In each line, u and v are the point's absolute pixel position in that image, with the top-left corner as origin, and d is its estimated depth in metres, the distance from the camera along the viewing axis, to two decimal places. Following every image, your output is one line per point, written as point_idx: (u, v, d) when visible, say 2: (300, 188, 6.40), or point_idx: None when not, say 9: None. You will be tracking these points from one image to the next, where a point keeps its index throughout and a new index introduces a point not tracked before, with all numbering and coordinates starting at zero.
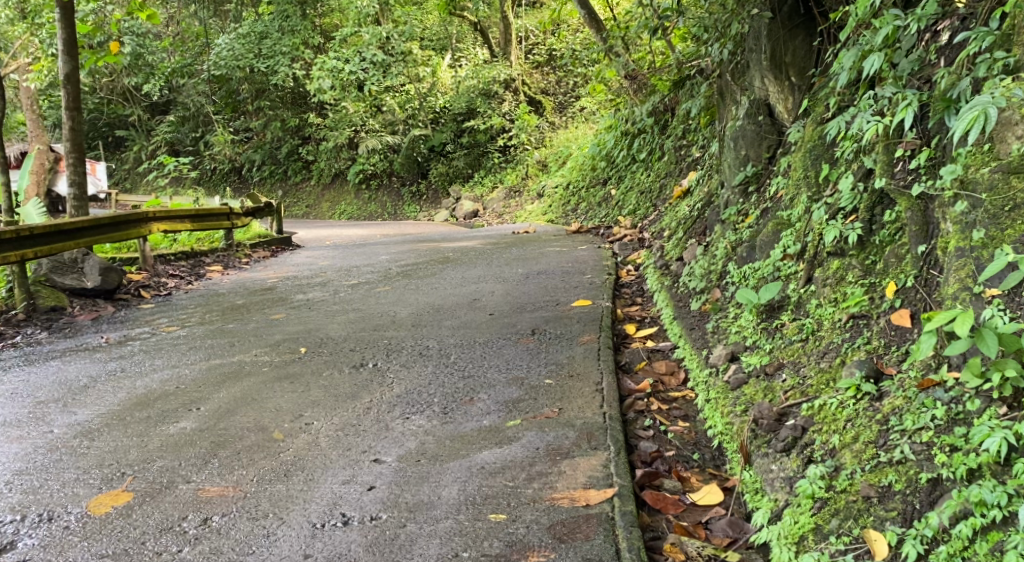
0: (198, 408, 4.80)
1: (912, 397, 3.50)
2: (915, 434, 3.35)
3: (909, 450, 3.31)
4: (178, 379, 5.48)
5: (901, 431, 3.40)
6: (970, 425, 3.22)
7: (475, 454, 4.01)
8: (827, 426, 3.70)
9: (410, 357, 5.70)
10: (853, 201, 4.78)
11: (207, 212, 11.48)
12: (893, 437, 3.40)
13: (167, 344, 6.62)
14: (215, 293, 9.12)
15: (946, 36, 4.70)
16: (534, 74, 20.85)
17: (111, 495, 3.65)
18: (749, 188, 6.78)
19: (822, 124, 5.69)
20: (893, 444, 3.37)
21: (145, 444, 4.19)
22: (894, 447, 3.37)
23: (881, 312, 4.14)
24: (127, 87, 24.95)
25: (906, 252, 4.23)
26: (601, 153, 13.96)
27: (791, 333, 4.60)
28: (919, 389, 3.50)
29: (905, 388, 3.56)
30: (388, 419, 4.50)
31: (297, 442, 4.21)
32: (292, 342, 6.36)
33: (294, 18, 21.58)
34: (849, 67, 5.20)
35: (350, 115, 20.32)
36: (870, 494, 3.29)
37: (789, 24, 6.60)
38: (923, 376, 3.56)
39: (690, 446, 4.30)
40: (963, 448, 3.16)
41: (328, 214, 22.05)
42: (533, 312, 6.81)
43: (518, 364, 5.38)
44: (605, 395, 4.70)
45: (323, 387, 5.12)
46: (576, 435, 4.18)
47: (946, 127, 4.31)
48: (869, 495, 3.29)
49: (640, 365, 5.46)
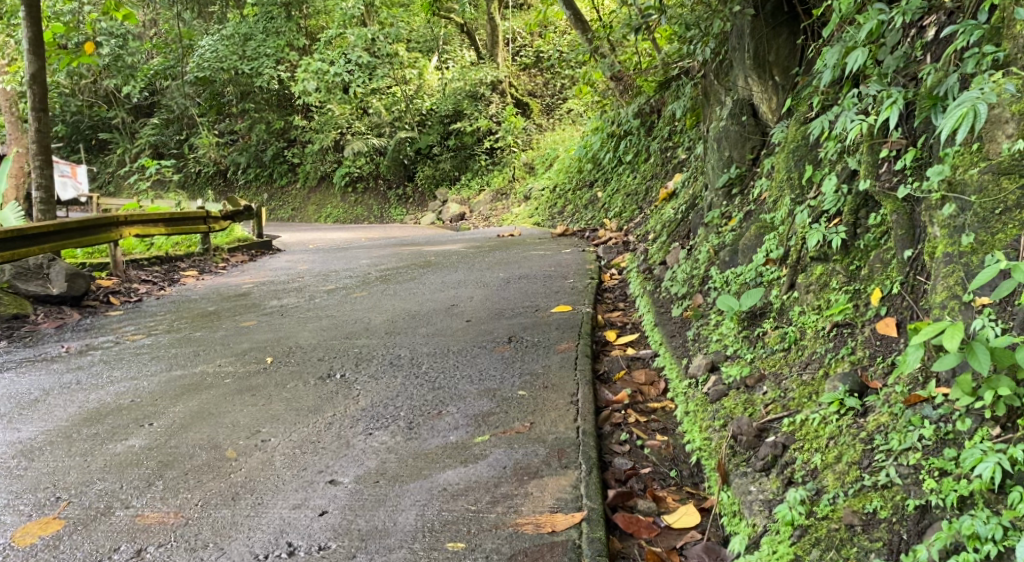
0: (150, 424, 4.56)
1: (898, 413, 3.29)
2: (902, 455, 3.14)
3: (896, 473, 3.10)
4: (135, 392, 5.23)
5: (887, 451, 3.19)
6: (961, 447, 3.02)
7: (437, 474, 3.79)
8: (809, 444, 3.49)
9: (380, 367, 5.46)
10: (837, 204, 4.58)
11: (184, 215, 11.16)
12: (878, 458, 3.20)
13: (128, 354, 6.36)
14: (187, 300, 8.84)
15: (932, 32, 4.50)
16: (521, 76, 20.63)
17: (40, 524, 3.50)
18: (733, 190, 6.58)
19: (805, 124, 5.49)
20: (878, 466, 3.17)
21: (86, 465, 4.00)
22: (879, 469, 3.16)
23: (867, 321, 3.94)
24: (110, 89, 24.57)
25: (891, 258, 4.03)
26: (587, 155, 13.75)
27: (773, 342, 4.39)
28: (906, 405, 3.29)
29: (891, 404, 3.35)
30: (349, 435, 4.27)
31: (250, 461, 3.98)
32: (259, 351, 6.11)
33: (279, 20, 21.40)
34: (833, 64, 5.00)
35: (336, 117, 20.01)
36: (853, 522, 3.08)
37: (772, 22, 6.40)
38: (909, 391, 3.34)
39: (667, 462, 4.08)
40: (953, 472, 2.96)
41: (314, 218, 21.71)
42: (510, 318, 6.58)
43: (491, 374, 5.14)
44: (579, 408, 4.48)
45: (285, 400, 4.87)
46: (546, 452, 3.95)
47: (932, 126, 4.11)
48: (852, 523, 3.08)
49: (619, 375, 5.23)
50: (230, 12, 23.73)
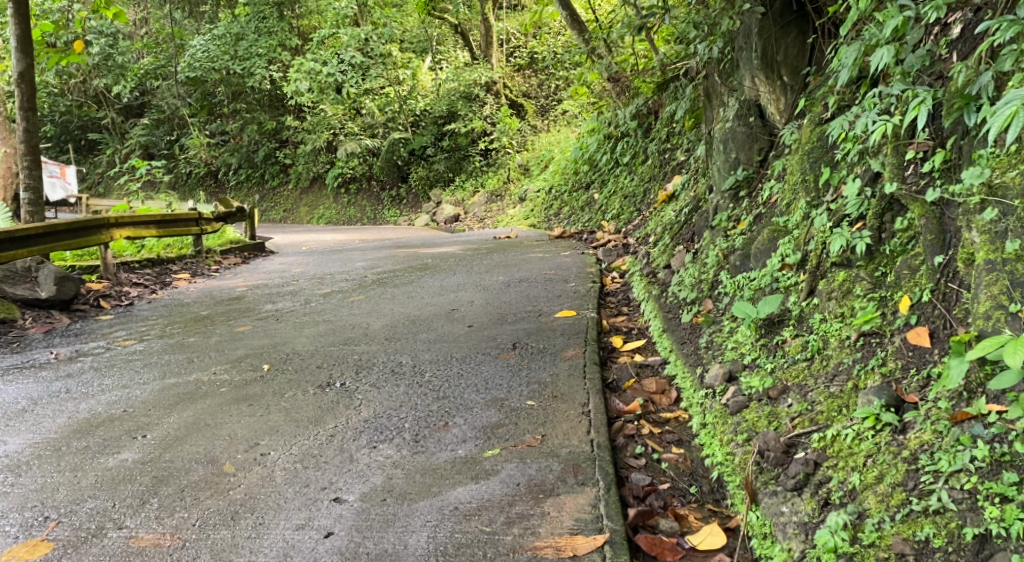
0: (144, 436, 4.35)
1: (944, 431, 3.19)
2: (952, 477, 3.05)
3: (948, 497, 3.01)
4: (127, 402, 5.01)
5: (935, 473, 3.09)
6: (1021, 470, 2.92)
7: (448, 492, 3.61)
8: (844, 462, 3.36)
9: (382, 375, 5.26)
10: (859, 208, 4.41)
11: (176, 217, 10.93)
12: (925, 480, 3.10)
13: (120, 361, 6.14)
14: (179, 304, 8.61)
15: (957, 30, 4.36)
16: (515, 77, 20.34)
17: (27, 547, 3.30)
18: (740, 193, 6.40)
19: (821, 124, 5.30)
20: (927, 490, 3.07)
21: (77, 481, 3.79)
22: (929, 493, 3.06)
23: (896, 330, 3.78)
24: (99, 89, 24.28)
25: (920, 264, 3.88)
26: (583, 157, 13.58)
27: (794, 351, 4.22)
28: (952, 422, 3.19)
29: (934, 421, 3.25)
30: (353, 449, 4.07)
31: (250, 476, 3.78)
32: (254, 358, 5.90)
33: (271, 19, 21.07)
34: (850, 63, 4.78)
35: (329, 117, 19.97)
36: (905, 551, 2.98)
37: (781, 21, 6.23)
38: (954, 408, 3.24)
39: (686, 477, 3.91)
40: (1016, 499, 2.87)
41: (306, 219, 21.51)
42: (513, 323, 6.38)
43: (497, 383, 4.94)
44: (591, 419, 4.30)
45: (283, 410, 4.66)
46: (561, 467, 3.77)
47: (964, 126, 3.95)
48: (904, 552, 2.98)
49: (628, 383, 5.03)
50: (221, 12, 23.44)
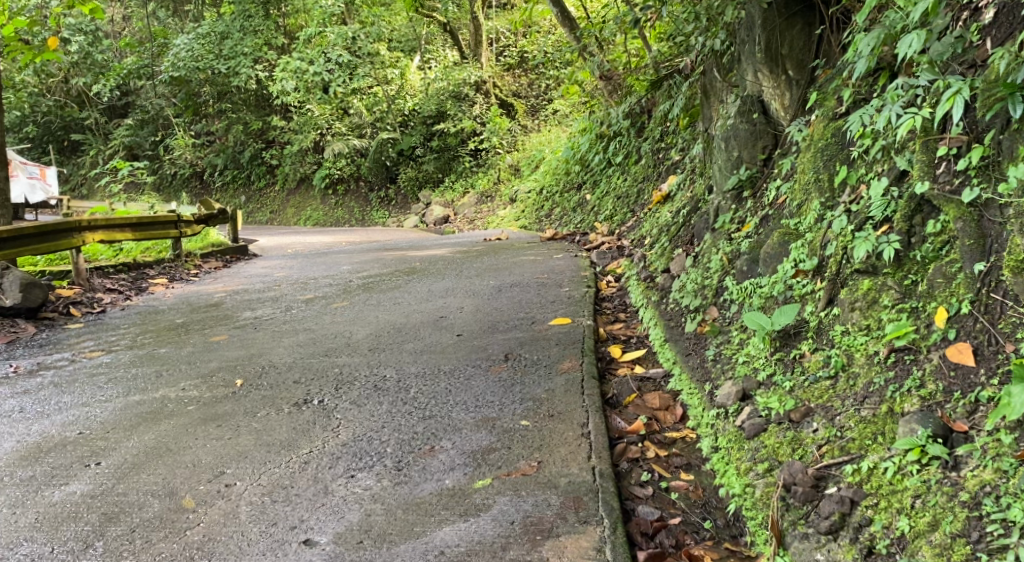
0: (97, 464, 3.93)
1: (1011, 471, 2.91)
2: None
3: None
4: (84, 422, 4.57)
5: (1008, 523, 2.81)
6: None
7: (433, 532, 3.30)
8: (886, 503, 3.09)
9: (363, 392, 4.83)
10: (885, 209, 4.02)
11: (153, 219, 10.42)
12: (992, 532, 2.82)
13: (83, 375, 5.68)
14: (153, 311, 8.16)
15: (989, 15, 3.97)
16: (505, 77, 19.78)
17: None
18: (743, 193, 6.00)
19: (834, 119, 4.91)
20: (1001, 546, 2.78)
21: (13, 520, 3.46)
22: (1005, 549, 2.77)
23: (932, 346, 3.44)
24: (81, 89, 23.67)
25: (956, 272, 3.52)
26: (575, 157, 13.19)
27: (815, 367, 3.83)
28: (1019, 460, 2.91)
29: (995, 459, 2.97)
30: (328, 479, 3.68)
31: (210, 514, 3.44)
32: (228, 372, 5.46)
33: (256, 18, 20.40)
34: (868, 53, 4.38)
35: (316, 117, 19.48)
36: None
37: (786, 12, 5.79)
38: (1018, 444, 2.95)
39: (698, 508, 3.55)
40: None
41: (293, 221, 21.12)
42: (505, 332, 5.97)
43: (488, 400, 4.53)
44: (591, 443, 3.89)
45: (254, 433, 4.23)
46: (559, 502, 3.43)
47: (1006, 118, 3.57)
48: None
49: (629, 399, 4.61)
50: (205, 11, 22.74)
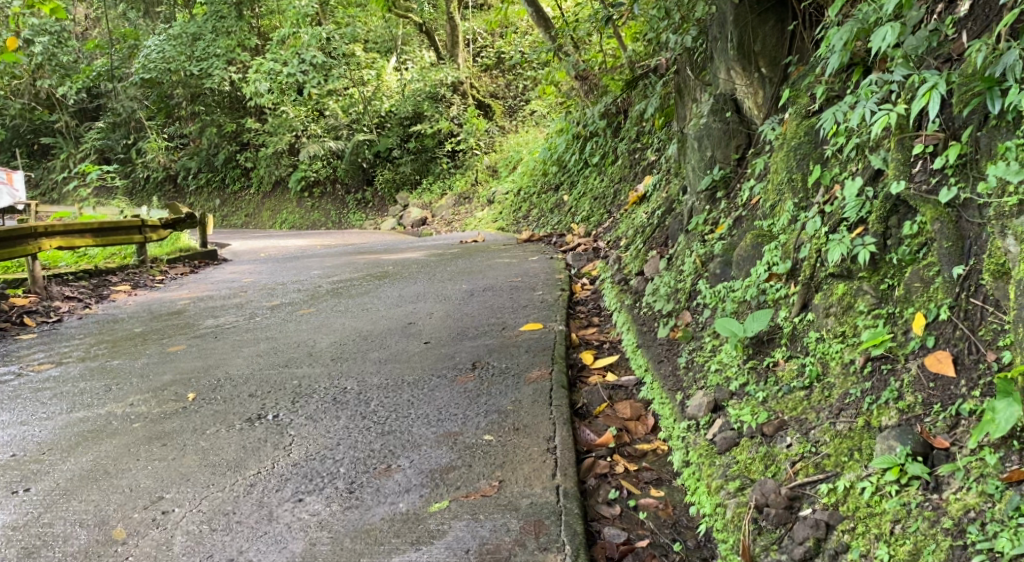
0: (26, 490, 3.69)
1: (996, 495, 2.75)
2: None
3: None
4: (20, 443, 4.31)
5: (994, 553, 2.66)
6: None
7: None
8: (864, 528, 2.93)
9: (320, 406, 4.58)
10: (860, 210, 3.83)
11: (116, 225, 10.08)
12: None
13: (28, 390, 5.41)
14: (112, 319, 7.88)
15: (965, 7, 3.80)
16: (482, 77, 19.62)
17: None
18: (717, 194, 5.79)
19: (808, 116, 4.71)
20: None
21: None
22: None
23: (911, 354, 3.27)
24: (50, 92, 23.18)
25: (934, 276, 3.35)
26: (552, 158, 12.94)
27: (789, 377, 3.64)
28: (1005, 483, 2.76)
29: (981, 480, 2.81)
30: (273, 504, 3.46)
31: (142, 546, 3.25)
32: (180, 386, 5.20)
33: (229, 18, 19.93)
34: (840, 48, 4.20)
35: (290, 119, 19.05)
36: None
37: (758, 8, 5.55)
38: (1003, 465, 2.80)
39: (667, 529, 3.36)
40: None
41: (268, 224, 20.83)
42: (474, 339, 5.74)
43: (451, 413, 4.30)
44: (557, 459, 3.68)
45: (201, 452, 4.00)
46: (519, 528, 3.24)
47: (984, 114, 3.40)
48: None
49: (600, 410, 4.40)
50: (177, 12, 22.33)
